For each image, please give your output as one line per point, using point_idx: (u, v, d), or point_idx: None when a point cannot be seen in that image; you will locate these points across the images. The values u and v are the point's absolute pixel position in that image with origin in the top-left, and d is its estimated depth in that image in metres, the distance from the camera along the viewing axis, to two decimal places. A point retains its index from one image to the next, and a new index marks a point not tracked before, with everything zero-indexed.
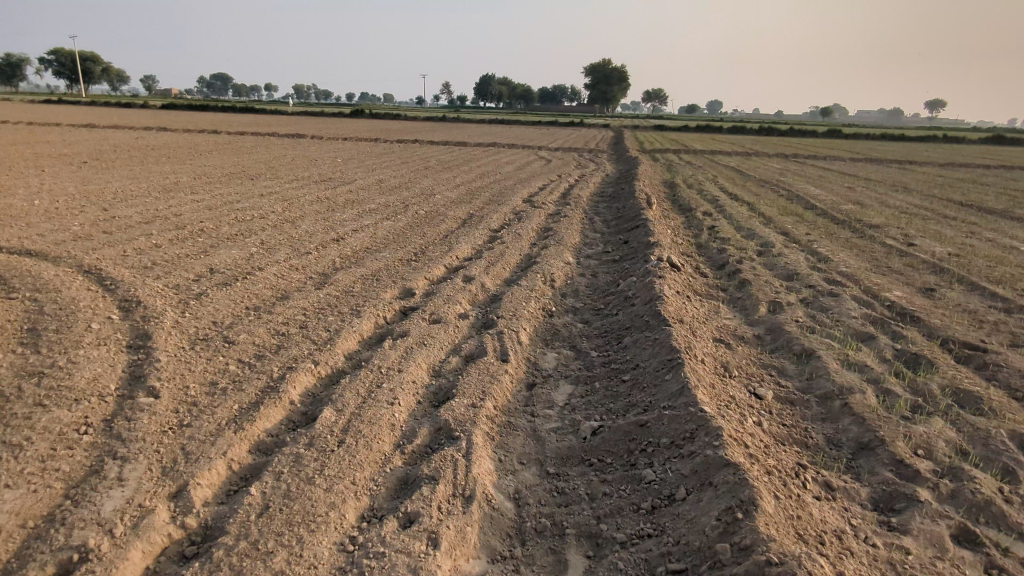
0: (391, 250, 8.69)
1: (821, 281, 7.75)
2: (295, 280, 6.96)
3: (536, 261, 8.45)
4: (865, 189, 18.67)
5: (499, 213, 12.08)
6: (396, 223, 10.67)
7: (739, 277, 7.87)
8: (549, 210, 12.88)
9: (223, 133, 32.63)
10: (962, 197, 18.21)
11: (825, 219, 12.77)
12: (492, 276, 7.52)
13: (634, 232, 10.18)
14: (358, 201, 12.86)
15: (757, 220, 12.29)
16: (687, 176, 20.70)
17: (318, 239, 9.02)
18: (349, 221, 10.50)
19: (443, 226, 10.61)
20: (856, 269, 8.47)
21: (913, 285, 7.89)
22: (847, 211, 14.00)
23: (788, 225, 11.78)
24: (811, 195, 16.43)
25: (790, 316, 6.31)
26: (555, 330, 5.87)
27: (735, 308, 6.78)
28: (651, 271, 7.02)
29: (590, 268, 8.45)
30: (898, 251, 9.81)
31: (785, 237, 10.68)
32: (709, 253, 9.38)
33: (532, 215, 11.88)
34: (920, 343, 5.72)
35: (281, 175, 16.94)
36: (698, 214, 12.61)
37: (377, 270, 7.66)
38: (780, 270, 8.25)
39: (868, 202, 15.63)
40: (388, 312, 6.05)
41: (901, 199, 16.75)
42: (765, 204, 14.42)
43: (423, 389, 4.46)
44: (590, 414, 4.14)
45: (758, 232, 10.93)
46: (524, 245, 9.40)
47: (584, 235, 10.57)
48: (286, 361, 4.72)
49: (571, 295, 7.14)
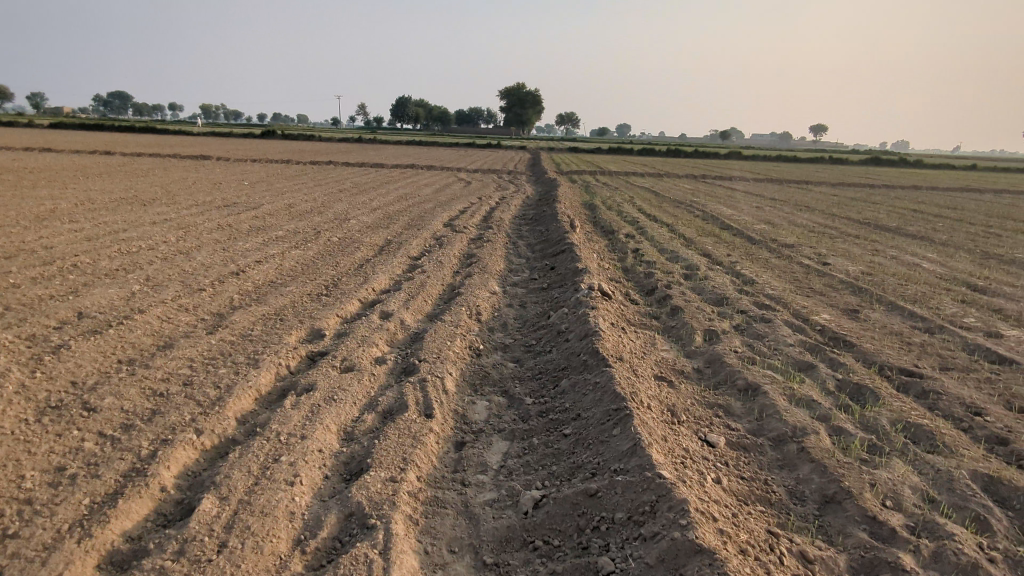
0: (300, 283, 7.85)
1: (752, 305, 7.60)
2: (183, 324, 6.02)
3: (459, 291, 7.86)
4: (773, 208, 19.32)
5: (418, 239, 11.40)
6: (305, 252, 9.78)
7: (670, 303, 7.60)
8: (470, 235, 12.34)
9: (115, 153, 30.13)
10: (859, 215, 19.22)
11: (742, 239, 12.92)
12: (412, 310, 6.86)
13: (560, 258, 9.79)
14: (264, 228, 11.83)
15: (679, 241, 12.26)
16: (606, 197, 20.75)
17: (214, 272, 8.03)
18: (252, 251, 9.52)
19: (357, 254, 9.82)
20: (782, 291, 8.41)
21: (837, 305, 7.89)
22: (761, 231, 14.31)
23: (709, 246, 11.79)
24: (725, 215, 16.78)
25: (728, 346, 6.03)
26: (484, 373, 5.30)
27: (671, 338, 6.45)
28: (583, 301, 6.59)
29: (517, 298, 7.94)
30: (816, 271, 9.94)
31: (709, 258, 10.62)
32: (637, 277, 9.11)
33: (453, 240, 11.30)
34: (859, 370, 5.57)
35: (177, 199, 15.50)
36: (621, 236, 12.45)
37: (282, 307, 6.81)
38: (709, 294, 8.06)
39: (778, 221, 16.11)
40: (292, 360, 5.26)
41: (807, 218, 17.39)
42: (685, 225, 14.50)
43: (332, 459, 3.76)
44: (529, 481, 3.59)
45: (682, 254, 10.84)
46: (446, 273, 8.79)
47: (508, 261, 10.08)
48: (160, 432, 3.88)
49: (499, 330, 6.59)
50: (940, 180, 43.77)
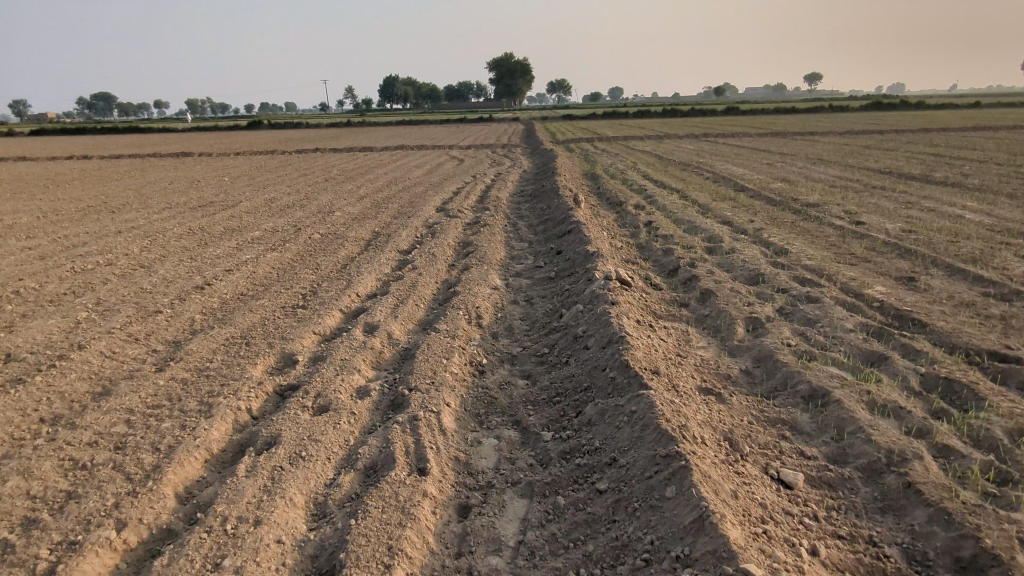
0: (274, 294, 6.89)
1: (792, 281, 6.58)
2: (129, 360, 5.08)
3: (455, 290, 6.87)
4: (786, 164, 18.11)
5: (408, 228, 10.36)
6: (283, 254, 8.81)
7: (698, 286, 6.59)
8: (464, 219, 11.28)
9: (94, 157, 29.10)
10: (877, 164, 17.99)
11: (761, 202, 11.84)
12: (401, 320, 5.89)
13: (567, 240, 8.76)
14: (240, 229, 10.83)
15: (694, 210, 11.19)
16: (606, 166, 19.55)
17: (176, 288, 7.08)
18: (224, 259, 8.57)
19: (340, 253, 8.84)
20: (821, 260, 7.37)
21: (887, 271, 6.85)
22: (778, 190, 13.19)
23: (727, 213, 10.73)
24: (736, 175, 15.63)
25: (777, 337, 5.04)
26: (491, 399, 4.34)
27: (705, 331, 5.47)
28: (601, 294, 5.61)
29: (523, 292, 6.95)
30: (851, 232, 8.88)
31: (730, 227, 9.57)
32: (655, 257, 8.09)
33: (445, 228, 10.26)
34: (942, 357, 4.56)
35: (151, 203, 14.49)
36: (631, 209, 11.38)
37: (251, 327, 5.87)
38: (740, 271, 7.03)
39: (794, 178, 14.94)
40: (255, 401, 4.32)
41: (823, 172, 16.18)
42: (697, 191, 13.37)
43: (295, 553, 2.85)
44: (560, 570, 2.67)
45: (700, 224, 9.79)
46: (439, 268, 7.80)
47: (509, 248, 9.08)
48: (69, 532, 2.97)
49: (505, 337, 5.61)
50: (949, 120, 42.12)
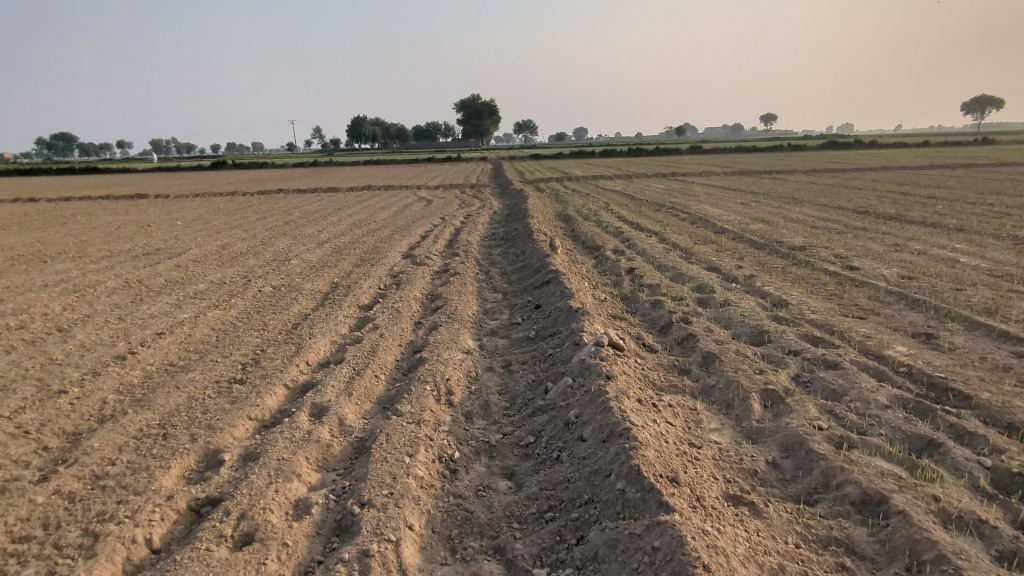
0: (209, 364, 5.91)
1: (802, 340, 5.87)
2: (8, 462, 4.05)
3: (422, 355, 5.98)
4: (759, 204, 17.83)
5: (371, 279, 9.46)
6: (227, 312, 7.83)
7: (697, 347, 5.83)
8: (433, 267, 10.45)
9: (41, 200, 27.62)
10: (850, 202, 17.85)
11: (745, 245, 11.29)
12: (356, 400, 4.95)
13: (546, 291, 7.97)
14: (183, 282, 9.80)
15: (676, 254, 10.57)
16: (579, 207, 19.03)
17: (92, 359, 6.03)
18: (157, 318, 7.54)
19: (293, 309, 7.91)
20: (827, 314, 6.70)
21: (901, 325, 6.21)
22: (759, 232, 12.73)
23: (712, 258, 10.12)
24: (712, 216, 15.21)
25: (803, 418, 4.27)
26: (465, 512, 3.42)
27: (716, 408, 4.66)
28: (594, 365, 4.79)
29: (499, 356, 6.09)
30: (847, 279, 8.31)
31: (718, 274, 8.93)
32: (644, 310, 7.34)
33: (412, 278, 9.40)
34: (1004, 442, 3.84)
35: (90, 251, 13.32)
36: (610, 253, 10.71)
37: (174, 411, 4.88)
38: (742, 329, 6.31)
39: (771, 219, 14.56)
40: (159, 526, 3.33)
41: (799, 212, 15.87)
42: (676, 233, 12.79)
43: None
44: None
45: (686, 271, 9.14)
46: (404, 327, 6.91)
47: (481, 300, 8.26)
48: None
49: (480, 418, 4.72)
50: (904, 158, 43.36)
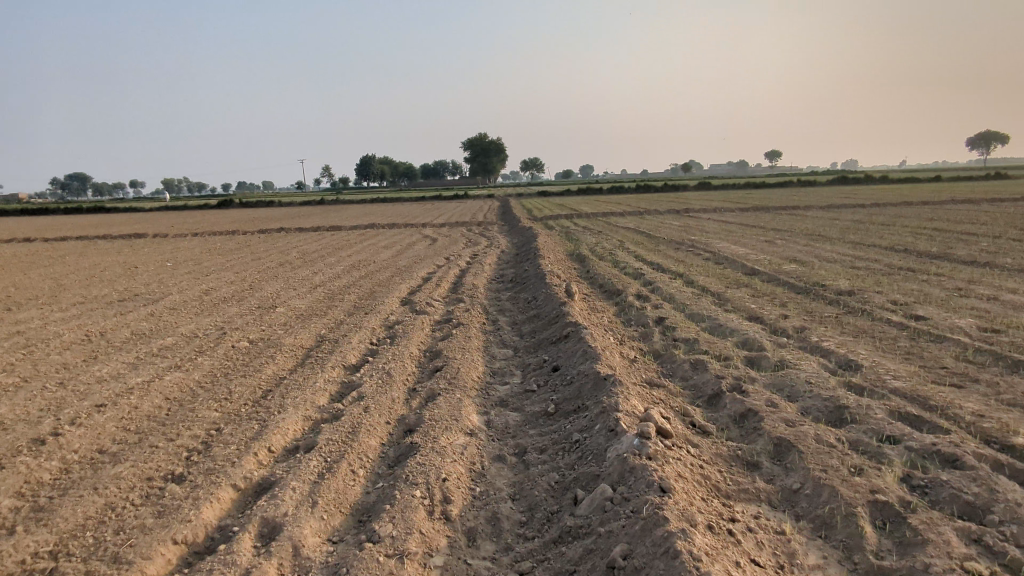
0: (146, 454, 4.70)
1: (896, 420, 4.61)
2: None
3: (414, 439, 4.75)
4: (785, 242, 16.67)
5: (362, 332, 8.29)
6: (189, 376, 6.66)
7: (762, 430, 4.57)
8: (434, 316, 9.30)
9: (36, 240, 26.90)
10: (883, 239, 16.68)
11: (784, 289, 10.09)
12: (321, 513, 3.73)
13: (564, 348, 6.75)
14: (150, 335, 8.66)
15: (708, 301, 9.37)
16: (591, 245, 17.93)
17: (4, 445, 4.86)
18: (105, 384, 6.38)
19: (267, 372, 6.73)
20: (913, 379, 5.45)
21: (1015, 398, 4.93)
22: (795, 273, 11.54)
23: (750, 305, 8.92)
24: (738, 256, 14.06)
25: (945, 555, 3.00)
26: None
27: (810, 529, 3.40)
28: (642, 470, 3.56)
29: (511, 439, 4.85)
30: (918, 332, 7.06)
31: (763, 326, 7.70)
32: (683, 375, 6.11)
33: (408, 330, 8.22)
34: None
35: (62, 297, 12.26)
36: (633, 300, 9.54)
37: (77, 530, 3.65)
38: (813, 402, 5.06)
39: (803, 259, 13.39)
40: None
41: (831, 250, 14.70)
42: (703, 276, 11.60)
43: None
44: None
45: (724, 322, 7.93)
46: (394, 397, 5.70)
47: (488, 359, 7.05)
48: None
49: (487, 541, 3.48)
50: (921, 193, 42.31)
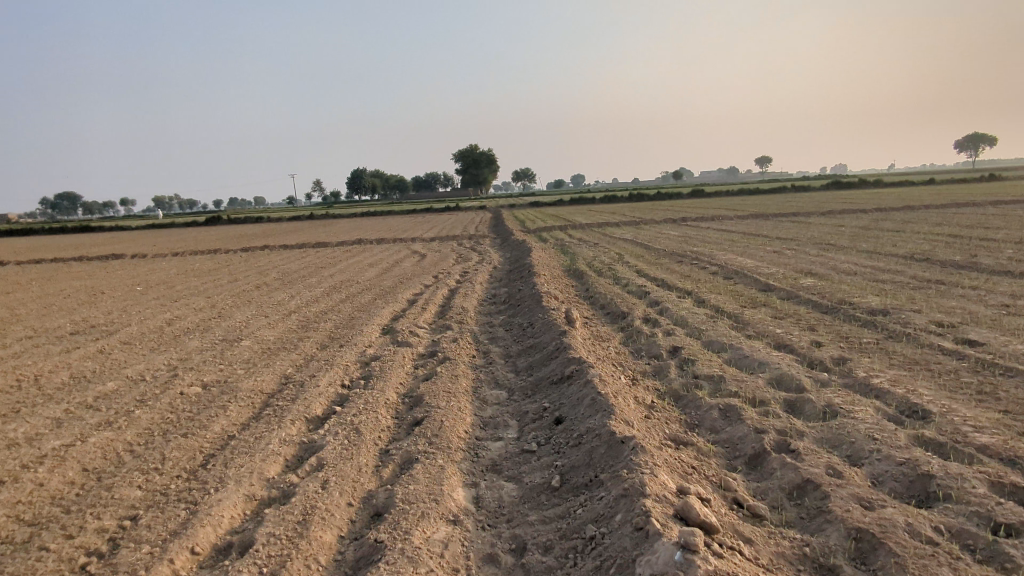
0: (29, 562, 3.59)
1: (1003, 497, 3.58)
2: None
3: (382, 531, 3.67)
4: (794, 253, 15.73)
5: (333, 371, 7.21)
6: (119, 434, 5.56)
7: (831, 512, 3.52)
8: (417, 349, 8.23)
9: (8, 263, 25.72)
10: (899, 247, 15.77)
11: (807, 309, 9.09)
12: None
13: (567, 393, 5.67)
14: (90, 379, 7.53)
15: (726, 325, 8.35)
16: (589, 259, 16.93)
17: None
18: (14, 451, 5.26)
19: (215, 427, 5.64)
20: (1002, 430, 4.42)
21: None
22: (815, 289, 10.57)
23: (773, 330, 7.91)
24: (748, 270, 13.12)
25: None
26: None
27: None
28: None
29: (507, 529, 3.76)
30: (980, 363, 6.04)
31: (795, 357, 6.68)
32: (712, 427, 5.05)
33: (387, 369, 7.15)
34: None
35: (11, 330, 11.12)
36: (641, 326, 8.53)
37: None
38: (886, 467, 4.02)
39: (820, 271, 12.45)
40: None
41: (846, 261, 13.77)
42: (715, 294, 10.60)
43: None
44: None
45: (749, 353, 6.90)
46: (360, 466, 4.61)
47: (477, 406, 5.98)
48: None
49: None
50: (920, 197, 41.68)
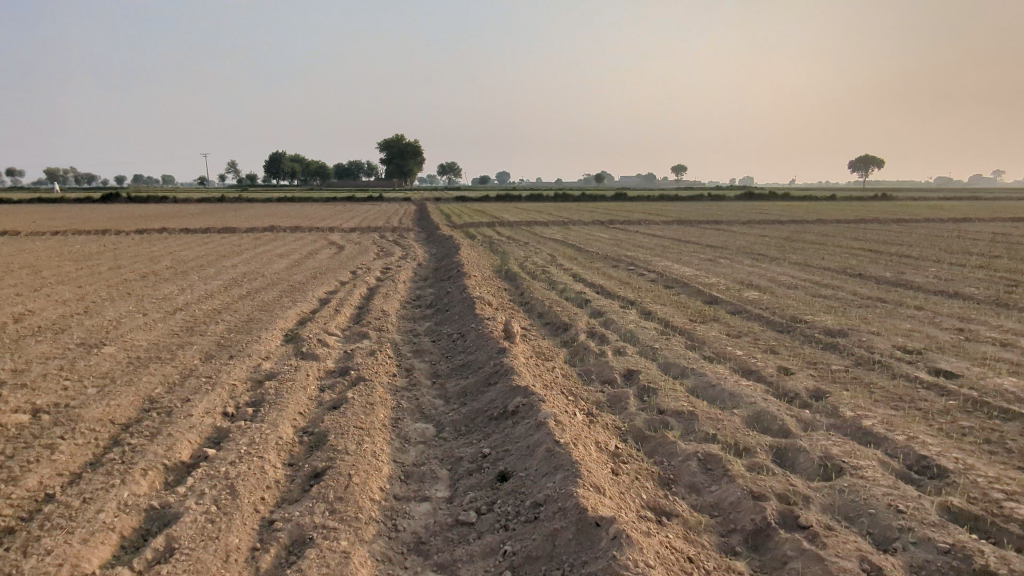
0: None
1: None
2: None
3: None
4: (729, 261, 15.36)
5: (215, 395, 5.73)
6: None
7: None
8: (324, 365, 6.82)
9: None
10: (829, 260, 15.77)
11: (760, 327, 8.41)
12: None
13: (512, 436, 4.54)
14: None
15: (680, 342, 7.48)
16: (520, 260, 15.92)
17: None
18: None
19: (29, 480, 4.08)
20: None
21: None
22: (761, 302, 9.99)
23: (733, 351, 7.10)
24: (687, 278, 12.49)
25: None
26: None
27: None
28: None
29: None
30: (969, 399, 5.43)
31: (767, 388, 5.84)
32: (694, 486, 4.07)
33: (283, 395, 5.73)
34: None
35: None
36: (587, 343, 7.50)
37: None
38: (927, 556, 3.15)
39: (760, 283, 12.00)
40: None
41: (783, 273, 13.46)
42: (660, 306, 9.77)
43: None
44: None
45: (715, 380, 6.02)
46: (227, 552, 3.28)
47: (398, 449, 4.74)
48: None
49: None
50: (829, 211, 43.57)
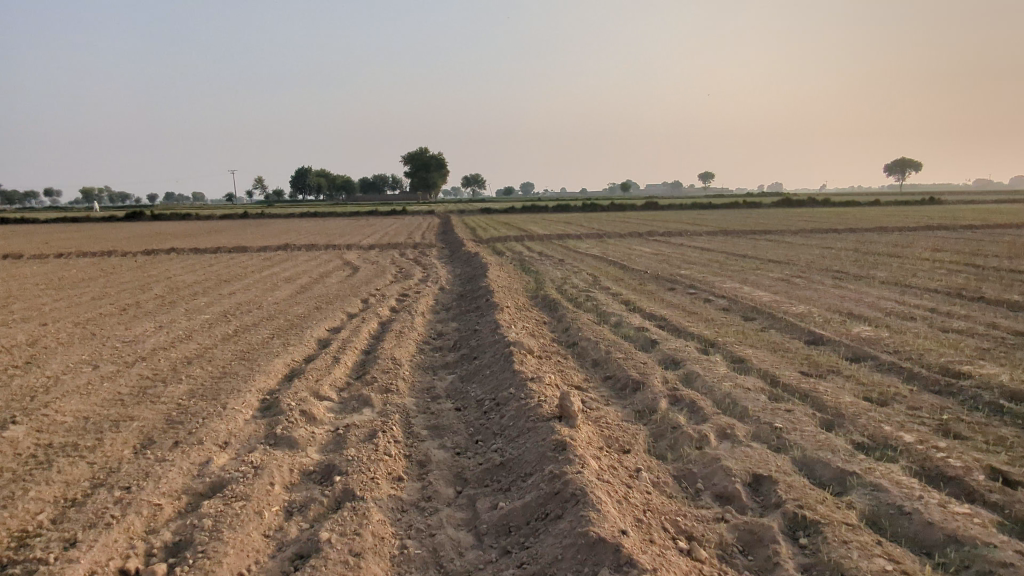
0: None
1: None
2: None
3: None
4: (806, 282, 13.07)
5: (120, 535, 3.68)
6: None
7: None
8: (299, 462, 4.72)
9: None
10: (925, 278, 13.36)
11: (908, 385, 6.12)
12: None
13: None
14: None
15: (809, 418, 5.23)
16: (559, 282, 13.83)
17: None
18: None
19: None
20: None
21: None
22: (882, 344, 7.71)
23: (897, 434, 4.83)
24: (767, 307, 10.23)
25: None
26: None
27: None
28: None
29: None
30: None
31: (999, 518, 3.59)
32: None
33: (222, 534, 3.65)
34: None
35: None
36: (674, 420, 5.28)
37: None
38: None
39: (864, 312, 9.68)
40: None
41: (882, 297, 11.11)
42: (752, 351, 7.51)
43: None
44: None
45: (905, 499, 3.78)
46: None
47: None
48: None
49: None
50: (879, 216, 40.67)
